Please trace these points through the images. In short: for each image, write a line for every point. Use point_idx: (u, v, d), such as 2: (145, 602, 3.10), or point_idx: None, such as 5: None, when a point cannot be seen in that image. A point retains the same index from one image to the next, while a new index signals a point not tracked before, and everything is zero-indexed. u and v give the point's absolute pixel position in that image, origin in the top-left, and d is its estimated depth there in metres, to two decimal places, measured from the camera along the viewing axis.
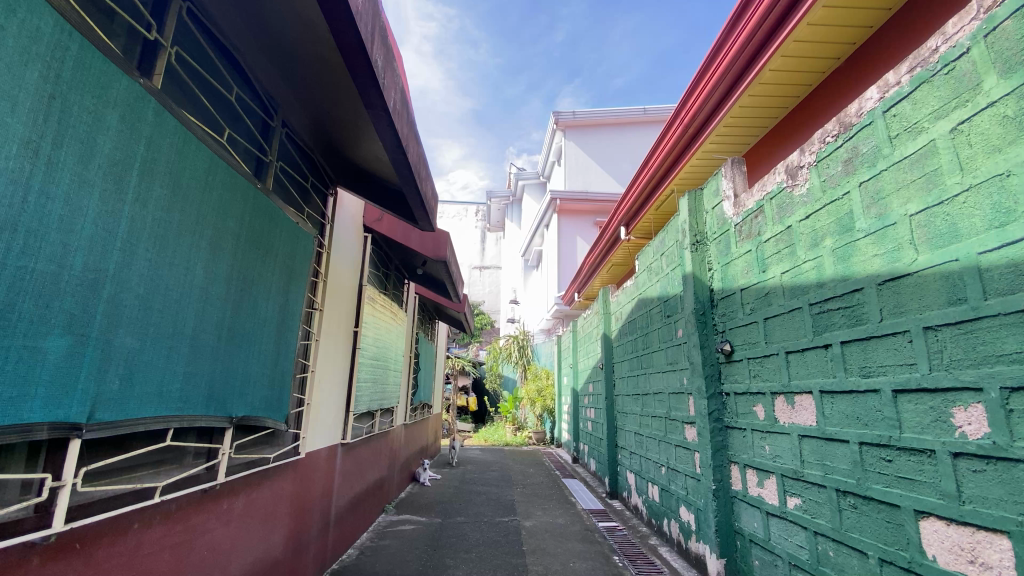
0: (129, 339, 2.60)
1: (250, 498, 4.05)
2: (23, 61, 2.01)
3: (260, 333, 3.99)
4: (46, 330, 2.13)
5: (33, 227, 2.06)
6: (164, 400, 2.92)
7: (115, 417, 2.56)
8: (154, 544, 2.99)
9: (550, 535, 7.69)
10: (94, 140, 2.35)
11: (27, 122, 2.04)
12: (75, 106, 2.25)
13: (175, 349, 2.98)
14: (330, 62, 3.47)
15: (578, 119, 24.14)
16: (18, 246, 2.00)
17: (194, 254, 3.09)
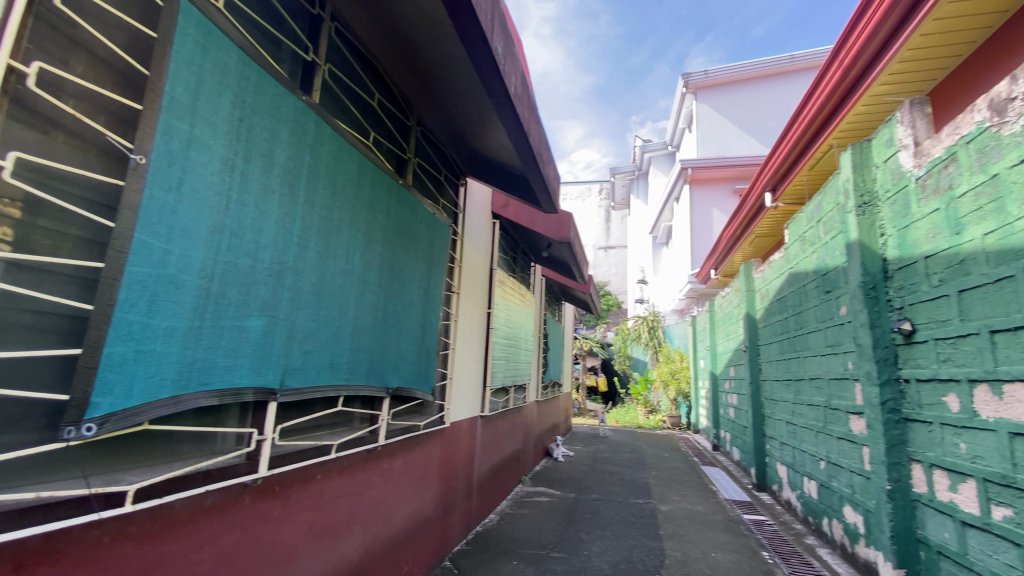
0: (307, 319, 3.08)
1: (405, 460, 4.56)
2: (218, 92, 2.45)
3: (408, 314, 4.43)
4: (248, 312, 2.63)
5: (234, 229, 2.53)
6: (336, 372, 3.41)
7: (300, 385, 3.06)
8: (333, 492, 3.54)
9: (689, 522, 7.40)
10: (273, 152, 2.79)
11: (225, 144, 2.49)
12: (257, 126, 2.68)
13: (342, 329, 3.45)
14: (455, 56, 3.62)
15: (711, 79, 22.03)
16: (225, 245, 2.48)
17: (351, 245, 3.53)
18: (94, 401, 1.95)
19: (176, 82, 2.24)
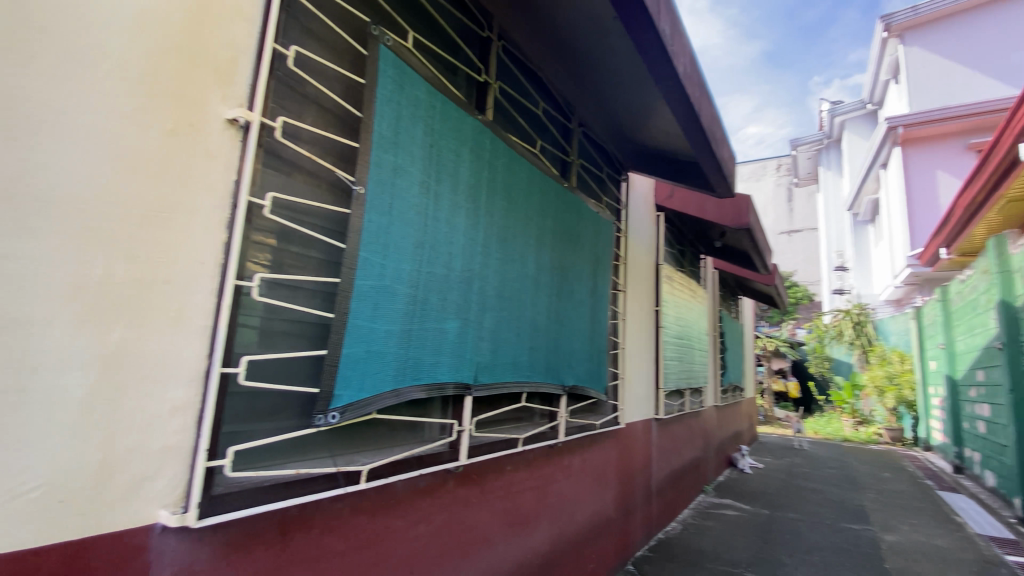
0: (491, 320, 3.38)
1: (584, 458, 4.63)
2: (412, 122, 2.83)
3: (580, 314, 4.50)
4: (444, 316, 3.02)
5: (431, 242, 2.93)
6: (518, 369, 3.63)
7: (489, 380, 3.36)
8: (521, 484, 3.79)
9: (929, 559, 6.03)
10: (457, 170, 3.15)
11: (421, 168, 2.88)
12: (445, 149, 3.06)
13: (522, 329, 3.67)
14: (617, 50, 3.57)
15: (922, 14, 17.91)
16: (426, 257, 2.89)
17: (526, 248, 3.74)
18: (338, 392, 2.39)
19: (382, 119, 2.64)
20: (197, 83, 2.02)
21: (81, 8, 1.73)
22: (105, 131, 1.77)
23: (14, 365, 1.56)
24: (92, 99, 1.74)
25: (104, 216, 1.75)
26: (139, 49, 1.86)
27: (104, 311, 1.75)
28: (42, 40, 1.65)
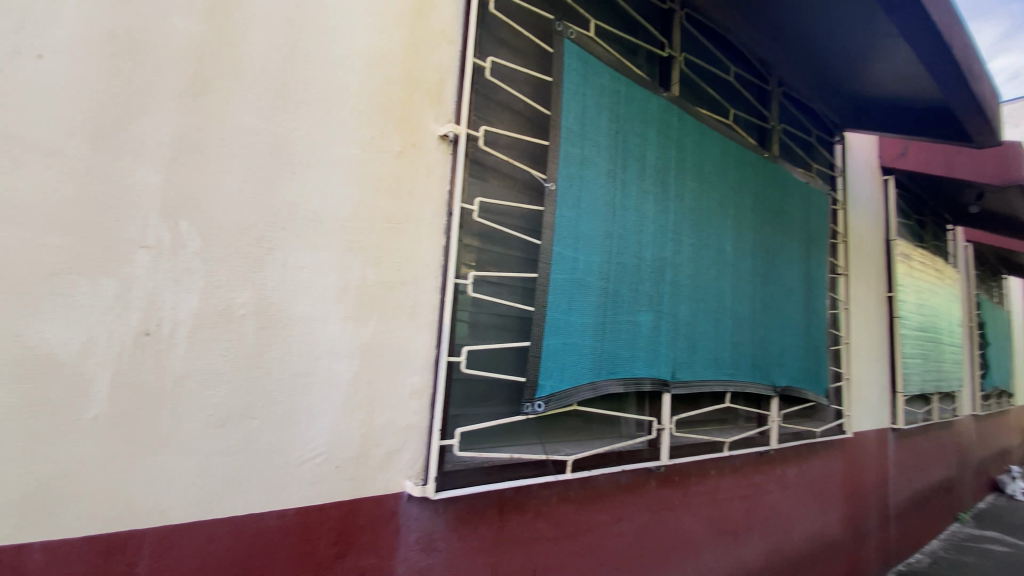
0: (688, 311, 3.23)
1: (801, 470, 4.07)
2: (597, 111, 2.80)
3: (790, 303, 4.01)
4: (638, 308, 2.91)
5: (621, 231, 2.84)
6: (720, 367, 3.43)
7: (689, 377, 3.21)
8: (727, 492, 3.50)
9: None
10: (643, 155, 3.03)
11: (607, 156, 2.82)
12: (630, 133, 2.96)
13: (722, 321, 3.47)
14: None
15: None
16: (616, 248, 2.81)
17: (722, 232, 3.54)
18: (541, 383, 2.46)
19: (568, 112, 2.65)
20: (414, 106, 2.28)
21: (332, 57, 2.07)
22: (351, 159, 2.10)
23: (303, 353, 1.93)
24: (341, 133, 2.08)
25: (357, 228, 2.10)
26: (374, 83, 2.18)
27: (361, 307, 2.09)
28: (307, 88, 2.00)
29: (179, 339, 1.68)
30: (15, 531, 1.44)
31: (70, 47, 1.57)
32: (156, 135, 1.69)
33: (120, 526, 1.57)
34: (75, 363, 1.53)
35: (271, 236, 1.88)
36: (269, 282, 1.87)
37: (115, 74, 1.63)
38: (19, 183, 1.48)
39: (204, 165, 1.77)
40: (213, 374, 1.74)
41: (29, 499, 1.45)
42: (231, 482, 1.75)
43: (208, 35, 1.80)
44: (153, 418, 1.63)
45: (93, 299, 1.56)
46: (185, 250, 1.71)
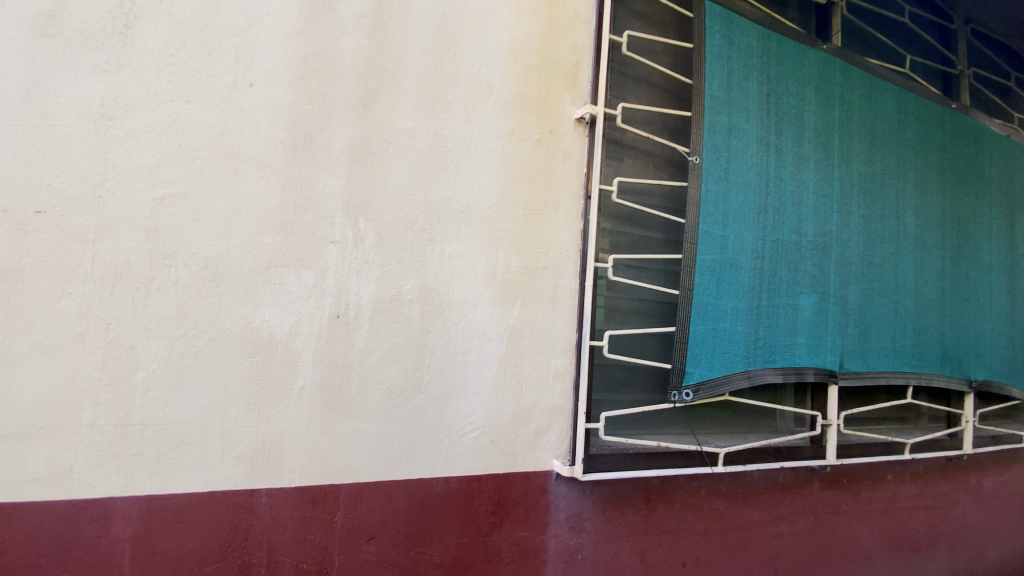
0: (858, 293, 2.83)
1: (1002, 480, 3.41)
2: (745, 75, 2.56)
3: (991, 282, 3.32)
4: (799, 291, 2.64)
5: (776, 206, 2.59)
6: (900, 356, 2.96)
7: (861, 367, 2.83)
8: (908, 501, 3.03)
9: None
10: (802, 118, 2.71)
11: (758, 123, 2.57)
12: (784, 95, 2.67)
13: (902, 304, 2.98)
14: None
15: None
16: (770, 225, 2.57)
17: (901, 201, 3.03)
18: (690, 370, 2.35)
19: (712, 80, 2.47)
20: (551, 92, 2.31)
21: (475, 55, 2.18)
22: (495, 150, 2.19)
23: (459, 335, 2.08)
24: (486, 126, 2.18)
25: (502, 216, 2.18)
26: (513, 75, 2.25)
27: (507, 292, 2.17)
28: (455, 87, 2.14)
29: (361, 322, 1.94)
30: (249, 478, 1.76)
31: (273, 74, 1.86)
32: (336, 143, 1.94)
33: (323, 480, 1.85)
34: (287, 341, 1.83)
35: (430, 228, 2.06)
36: (429, 270, 2.05)
37: (305, 94, 1.90)
38: (241, 192, 1.79)
39: (374, 167, 1.99)
40: (390, 352, 1.97)
41: (257, 452, 1.77)
42: (406, 447, 1.98)
43: (372, 49, 2.01)
44: (344, 388, 1.90)
45: (297, 288, 1.85)
46: (364, 244, 1.96)
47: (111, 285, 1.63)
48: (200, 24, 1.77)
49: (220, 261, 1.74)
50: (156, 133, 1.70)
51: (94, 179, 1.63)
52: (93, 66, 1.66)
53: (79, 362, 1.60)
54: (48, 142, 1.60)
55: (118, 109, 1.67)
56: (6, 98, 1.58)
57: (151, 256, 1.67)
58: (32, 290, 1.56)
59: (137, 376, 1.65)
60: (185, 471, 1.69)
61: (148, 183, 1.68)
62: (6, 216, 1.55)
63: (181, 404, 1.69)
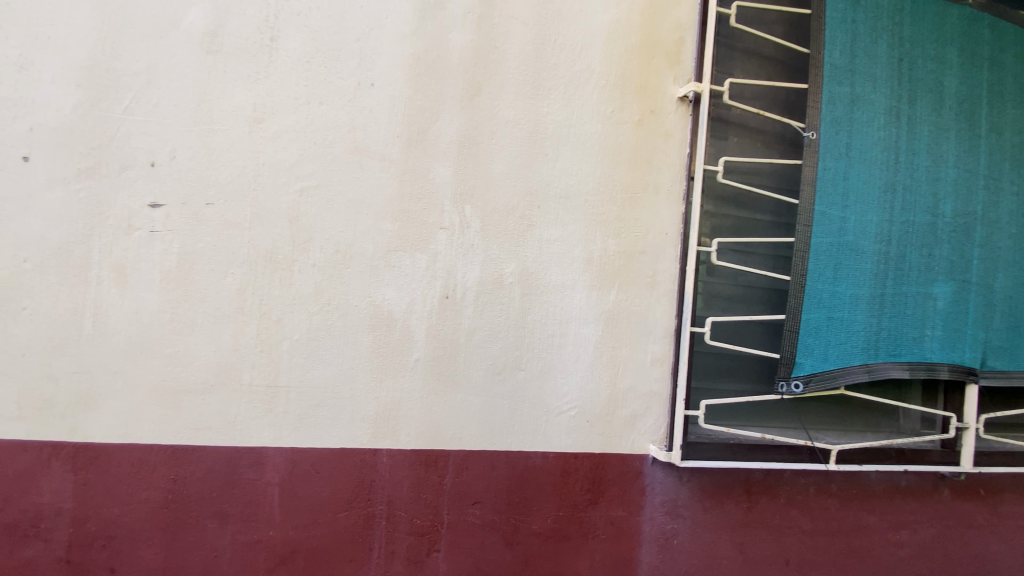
0: (1008, 282, 2.47)
1: None
2: (873, 39, 2.32)
3: None
4: (932, 278, 2.37)
5: (907, 183, 2.34)
6: None
7: (1007, 366, 2.49)
8: None
9: None
10: (941, 83, 2.40)
11: (887, 92, 2.32)
12: (920, 59, 2.38)
13: None
14: None
15: None
16: (899, 205, 2.33)
17: None
18: (800, 360, 2.23)
19: (832, 48, 2.28)
20: (653, 72, 2.26)
21: (575, 40, 2.19)
22: (594, 134, 2.20)
23: (558, 317, 2.14)
24: (586, 110, 2.19)
25: (600, 201, 2.19)
26: (614, 56, 2.23)
27: (605, 276, 2.18)
28: (555, 73, 2.17)
29: (467, 302, 2.07)
30: (373, 439, 1.98)
31: (391, 74, 2.03)
32: (445, 135, 2.07)
33: (435, 445, 2.03)
34: (404, 318, 2.02)
35: (530, 214, 2.13)
36: (529, 254, 2.13)
37: (418, 90, 2.05)
38: (365, 183, 1.99)
39: (479, 155, 2.10)
40: (493, 331, 2.09)
41: (380, 416, 1.99)
42: (507, 422, 2.09)
43: (479, 43, 2.11)
44: (453, 363, 2.05)
45: (412, 271, 2.03)
46: (469, 230, 2.08)
47: (262, 266, 1.90)
48: (331, 31, 1.97)
49: (349, 245, 1.97)
50: (297, 132, 1.94)
51: (249, 175, 1.90)
52: (246, 76, 1.91)
53: (239, 332, 1.88)
54: (215, 144, 1.88)
55: (267, 113, 1.92)
56: (184, 107, 1.88)
57: (294, 241, 1.92)
58: (205, 270, 1.86)
59: (284, 344, 1.91)
60: (321, 429, 1.94)
61: (290, 177, 1.92)
62: (186, 208, 1.86)
63: (318, 371, 1.94)
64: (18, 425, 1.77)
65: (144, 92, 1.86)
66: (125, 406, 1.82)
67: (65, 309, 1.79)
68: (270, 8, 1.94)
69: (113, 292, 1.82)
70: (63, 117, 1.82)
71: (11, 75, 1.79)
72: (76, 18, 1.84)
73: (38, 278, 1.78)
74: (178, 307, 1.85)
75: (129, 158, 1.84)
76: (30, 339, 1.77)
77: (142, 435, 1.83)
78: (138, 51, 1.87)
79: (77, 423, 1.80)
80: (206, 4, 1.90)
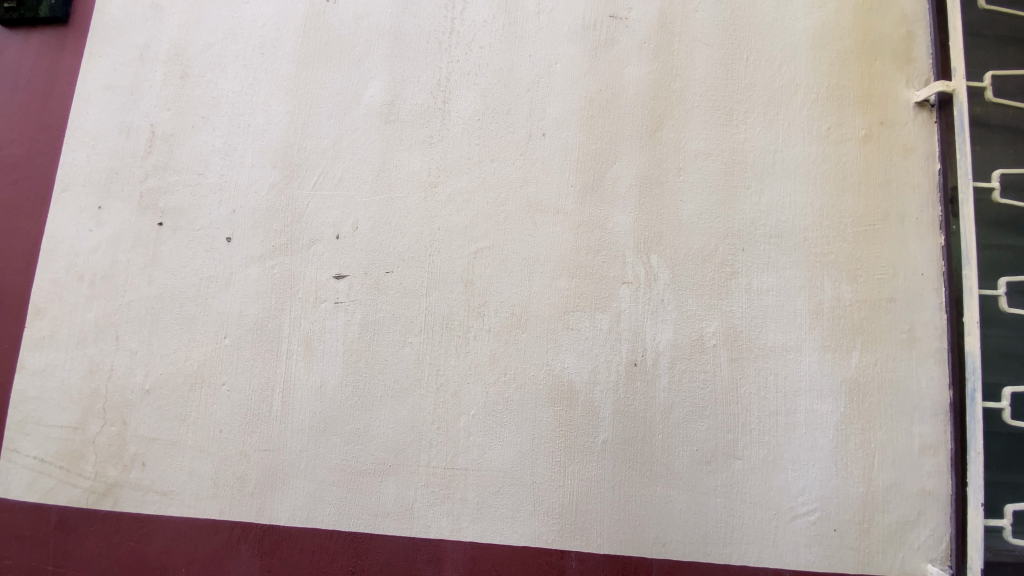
0: None
1: None
2: None
3: None
4: None
5: None
6: None
7: None
8: None
9: None
10: None
11: None
12: None
13: None
14: None
15: None
16: None
17: None
18: None
19: None
20: (878, 76, 1.81)
21: (772, 54, 1.86)
22: (807, 159, 1.80)
23: (781, 388, 1.69)
24: (794, 132, 1.81)
25: (823, 238, 1.75)
26: (823, 65, 1.84)
27: (841, 334, 1.70)
28: (751, 94, 1.84)
29: (662, 370, 1.72)
30: (560, 537, 1.67)
31: (563, 120, 1.87)
32: (625, 178, 1.82)
33: (633, 550, 1.66)
34: (588, 390, 1.72)
35: (733, 260, 1.76)
36: (736, 309, 1.73)
37: (593, 133, 1.86)
38: (540, 239, 1.80)
39: (665, 197, 1.81)
40: (696, 407, 1.70)
41: (565, 510, 1.68)
42: (722, 524, 1.65)
43: (657, 74, 1.87)
44: (649, 446, 1.69)
45: (593, 334, 1.74)
46: (657, 283, 1.76)
47: (439, 335, 1.77)
48: (502, 87, 1.89)
49: (526, 308, 1.76)
50: (471, 193, 1.84)
51: (426, 241, 1.82)
52: (421, 141, 1.88)
53: (417, 408, 1.74)
54: (393, 212, 1.85)
55: (441, 176, 1.86)
56: (364, 178, 1.88)
57: (470, 306, 1.77)
58: (384, 342, 1.78)
59: (461, 422, 1.73)
60: (501, 521, 1.68)
61: (465, 240, 1.81)
62: (367, 278, 1.82)
63: (497, 452, 1.71)
64: (211, 504, 1.77)
65: (329, 167, 1.90)
66: (308, 487, 1.75)
67: (258, 385, 1.80)
68: (442, 72, 1.92)
69: (300, 366, 1.79)
70: (259, 198, 1.91)
71: (219, 163, 1.94)
72: (272, 105, 1.96)
73: (236, 354, 1.82)
74: (360, 382, 1.77)
75: (317, 232, 1.86)
76: (226, 416, 1.80)
77: (322, 520, 1.73)
78: (325, 129, 1.93)
79: (264, 505, 1.75)
80: (384, 77, 1.93)
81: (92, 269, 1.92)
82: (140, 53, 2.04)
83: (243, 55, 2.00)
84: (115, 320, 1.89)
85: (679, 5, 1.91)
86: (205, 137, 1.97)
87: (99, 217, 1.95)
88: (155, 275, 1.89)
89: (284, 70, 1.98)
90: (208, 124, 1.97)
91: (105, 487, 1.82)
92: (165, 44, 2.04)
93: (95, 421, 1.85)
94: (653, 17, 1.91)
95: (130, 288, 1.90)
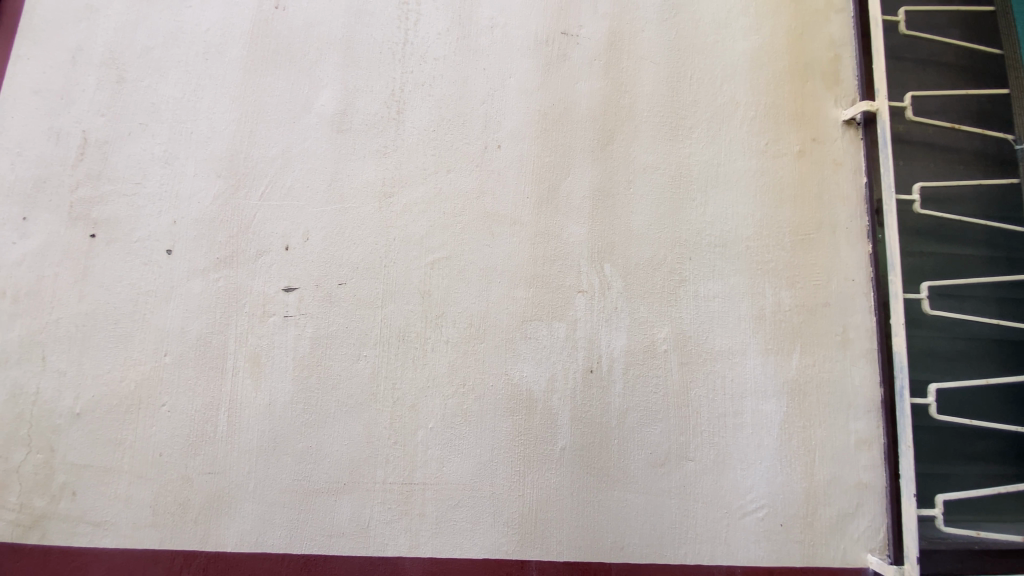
0: None
1: None
2: None
3: None
4: None
5: None
6: None
7: None
8: None
9: None
10: None
11: None
12: None
13: None
14: None
15: None
16: None
17: None
18: None
19: None
20: (810, 95, 1.94)
21: (713, 72, 1.96)
22: (748, 172, 1.89)
23: (728, 391, 1.76)
24: (736, 147, 1.91)
25: (763, 247, 1.84)
26: (760, 84, 1.95)
27: (783, 337, 1.79)
28: (695, 110, 1.93)
29: (616, 377, 1.75)
30: (520, 548, 1.66)
31: (518, 132, 1.89)
32: (579, 190, 1.86)
33: (592, 556, 1.67)
34: (545, 398, 1.74)
35: (682, 268, 1.82)
36: (686, 315, 1.80)
37: (547, 145, 1.89)
38: (496, 249, 1.81)
39: (617, 208, 1.86)
40: (650, 411, 1.74)
41: (525, 519, 1.68)
42: (677, 526, 1.69)
43: (608, 89, 1.93)
44: (605, 452, 1.72)
45: (550, 342, 1.76)
46: (611, 291, 1.80)
47: (395, 347, 1.74)
48: (456, 99, 1.90)
49: (482, 318, 1.76)
50: (427, 203, 1.83)
51: (380, 252, 1.79)
52: (375, 151, 1.87)
53: (372, 422, 1.70)
54: (347, 222, 1.81)
55: (395, 187, 1.84)
56: (316, 188, 1.84)
57: (426, 317, 1.76)
58: (337, 355, 1.73)
59: (418, 435, 1.70)
60: (461, 535, 1.66)
61: (421, 250, 1.80)
62: (319, 289, 1.77)
63: (455, 464, 1.69)
64: (151, 533, 1.66)
65: (279, 177, 1.85)
66: (257, 509, 1.67)
67: (202, 404, 1.71)
68: (395, 82, 1.91)
69: (248, 383, 1.72)
70: (202, 208, 1.83)
71: (159, 171, 1.86)
72: (217, 113, 1.89)
73: (177, 372, 1.73)
74: (312, 398, 1.71)
75: (266, 243, 1.80)
76: (168, 438, 1.70)
77: (273, 543, 1.66)
78: (274, 137, 1.88)
79: (209, 531, 1.66)
80: (336, 86, 1.91)
81: (15, 285, 1.78)
82: (71, 55, 1.93)
83: (185, 61, 1.93)
84: (41, 339, 1.76)
85: (628, 22, 1.98)
86: (144, 145, 1.87)
87: (23, 228, 1.82)
88: (87, 290, 1.78)
89: (230, 77, 1.91)
90: (146, 131, 1.88)
91: (30, 520, 1.68)
92: (100, 46, 1.94)
93: (18, 448, 1.71)
94: (603, 34, 1.97)
95: (58, 304, 1.77)
